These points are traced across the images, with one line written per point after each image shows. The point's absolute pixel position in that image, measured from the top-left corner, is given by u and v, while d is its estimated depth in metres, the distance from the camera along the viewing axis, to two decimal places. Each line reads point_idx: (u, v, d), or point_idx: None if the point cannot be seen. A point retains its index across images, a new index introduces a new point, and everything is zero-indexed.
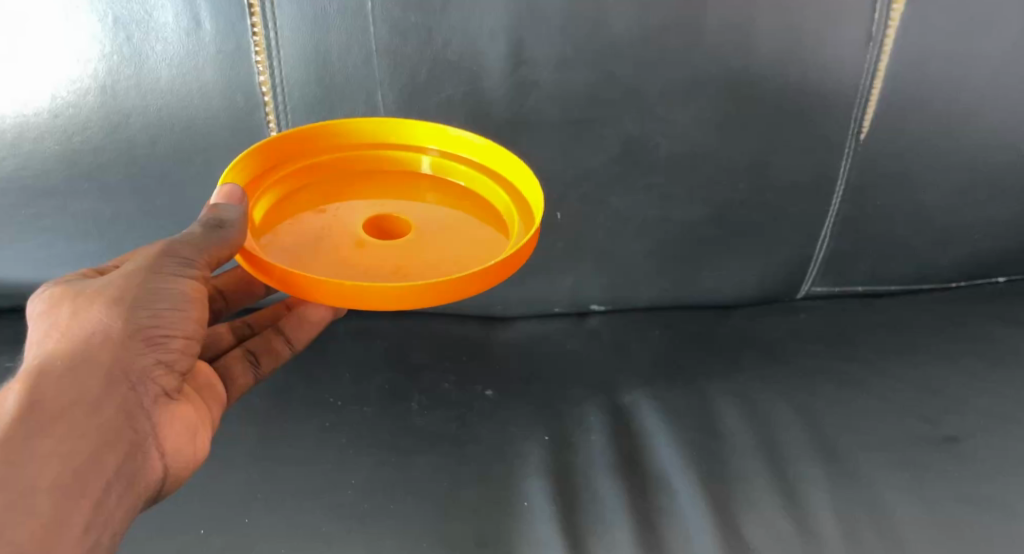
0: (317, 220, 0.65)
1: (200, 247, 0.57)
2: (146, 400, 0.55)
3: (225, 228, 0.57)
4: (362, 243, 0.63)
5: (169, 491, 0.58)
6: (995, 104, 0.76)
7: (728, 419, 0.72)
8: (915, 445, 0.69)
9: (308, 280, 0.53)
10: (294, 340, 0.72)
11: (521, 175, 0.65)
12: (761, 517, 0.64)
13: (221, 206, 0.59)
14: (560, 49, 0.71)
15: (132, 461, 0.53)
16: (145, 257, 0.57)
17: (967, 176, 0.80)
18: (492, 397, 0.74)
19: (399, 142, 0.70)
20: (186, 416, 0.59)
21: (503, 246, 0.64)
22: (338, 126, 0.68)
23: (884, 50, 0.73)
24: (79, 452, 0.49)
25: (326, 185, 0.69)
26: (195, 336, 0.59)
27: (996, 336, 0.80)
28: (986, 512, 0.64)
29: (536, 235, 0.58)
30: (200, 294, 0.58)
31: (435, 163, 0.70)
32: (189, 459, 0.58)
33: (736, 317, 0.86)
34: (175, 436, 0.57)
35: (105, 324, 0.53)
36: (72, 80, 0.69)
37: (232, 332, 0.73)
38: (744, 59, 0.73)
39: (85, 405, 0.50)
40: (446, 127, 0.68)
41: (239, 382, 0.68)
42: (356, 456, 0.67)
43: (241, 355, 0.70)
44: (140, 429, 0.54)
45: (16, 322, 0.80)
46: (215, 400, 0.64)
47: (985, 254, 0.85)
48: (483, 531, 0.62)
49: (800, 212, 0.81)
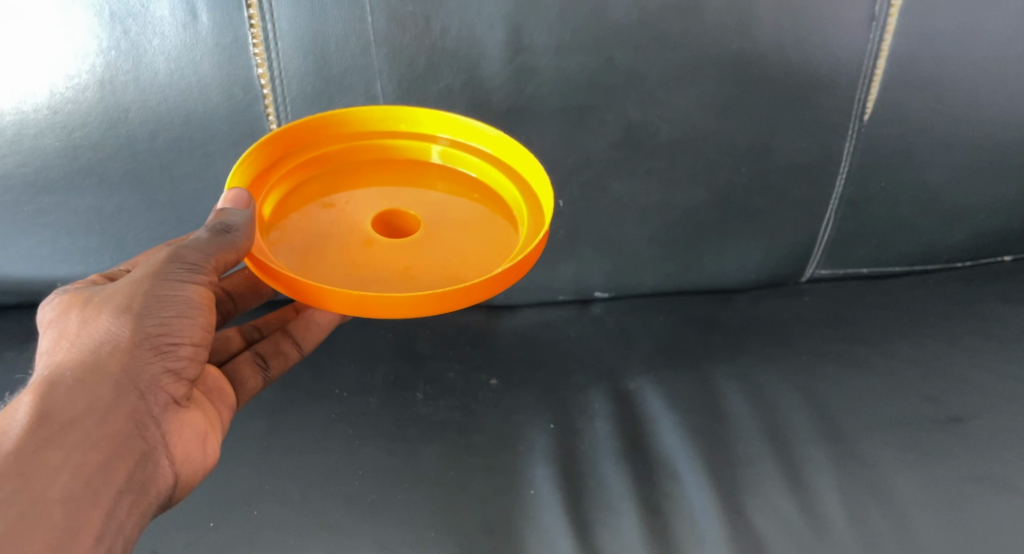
0: (327, 214, 0.65)
1: (207, 252, 0.57)
2: (156, 408, 0.55)
3: (232, 233, 0.56)
4: (372, 241, 0.63)
5: (179, 496, 0.58)
6: (999, 82, 0.76)
7: (732, 404, 0.72)
8: (918, 427, 0.69)
9: (318, 290, 0.53)
10: (302, 342, 0.73)
11: (531, 169, 0.64)
12: (766, 501, 0.65)
13: (227, 211, 0.57)
14: (559, 34, 0.71)
15: (142, 470, 0.53)
16: (151, 264, 0.57)
17: (971, 155, 0.79)
18: (496, 386, 0.74)
19: (409, 130, 0.69)
20: (196, 422, 0.59)
21: (512, 243, 0.64)
22: (346, 115, 0.67)
23: (887, 30, 0.73)
24: (89, 462, 0.50)
25: (335, 175, 0.68)
26: (204, 342, 0.59)
27: (1000, 316, 0.80)
28: (989, 493, 0.64)
29: (545, 239, 0.57)
30: (208, 300, 0.59)
31: (445, 153, 0.70)
32: (199, 466, 0.59)
33: (740, 302, 0.86)
34: (185, 443, 0.57)
35: (113, 333, 0.54)
36: (70, 76, 0.69)
37: (241, 335, 0.73)
38: (746, 41, 0.72)
39: (94, 416, 0.51)
40: (455, 116, 0.67)
41: (248, 386, 0.68)
42: (362, 446, 0.68)
43: (250, 358, 0.70)
44: (150, 438, 0.54)
45: (21, 318, 0.80)
46: (225, 405, 0.64)
47: (990, 233, 0.85)
48: (490, 519, 0.63)
49: (803, 195, 0.81)
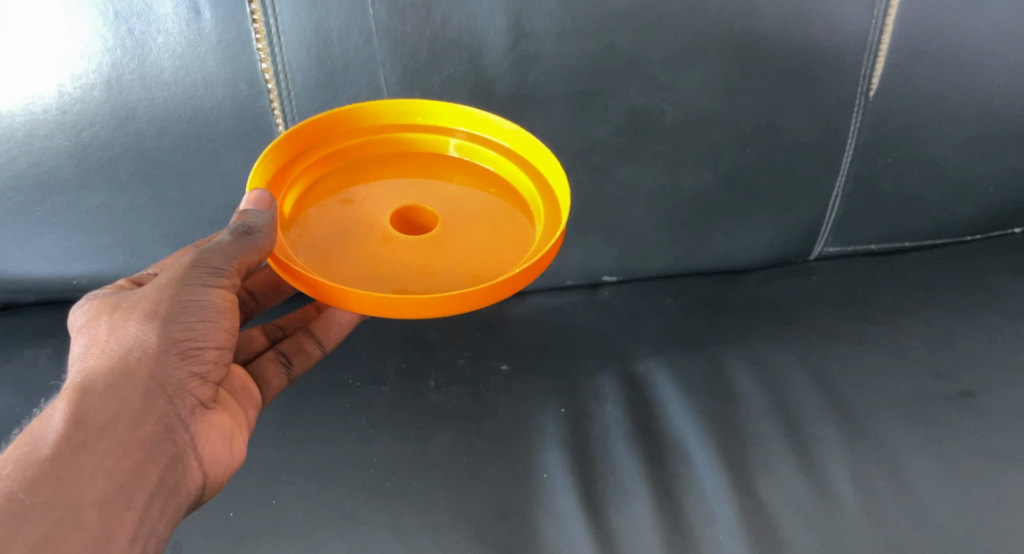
0: (345, 210, 0.66)
1: (230, 254, 0.58)
2: (183, 411, 0.56)
3: (254, 234, 0.57)
4: (390, 238, 0.63)
5: (208, 496, 0.59)
6: (1005, 54, 0.75)
7: (742, 385, 0.73)
8: (928, 402, 0.70)
9: (340, 291, 0.54)
10: (324, 341, 0.74)
11: (547, 163, 0.65)
12: (777, 480, 0.65)
13: (250, 212, 0.58)
14: (560, 20, 0.71)
15: (172, 472, 0.54)
16: (176, 269, 0.58)
17: (978, 128, 0.79)
18: (507, 371, 0.75)
19: (425, 123, 0.70)
20: (223, 424, 0.60)
21: (529, 238, 0.65)
22: (362, 109, 0.67)
23: (891, 5, 0.72)
24: (122, 467, 0.51)
25: (353, 169, 0.69)
26: (228, 345, 0.60)
27: (1010, 289, 0.80)
28: (998, 466, 0.65)
29: (561, 239, 0.58)
30: (232, 303, 0.60)
31: (462, 147, 0.70)
32: (226, 466, 0.60)
33: (748, 281, 0.86)
34: (213, 445, 0.58)
35: (141, 339, 0.55)
36: (77, 76, 0.70)
37: (264, 334, 0.74)
38: (748, 21, 0.72)
39: (125, 421, 0.52)
40: (472, 110, 0.67)
41: (272, 384, 0.69)
42: (376, 435, 0.69)
43: (274, 357, 0.71)
44: (179, 441, 0.55)
45: (37, 315, 0.82)
46: (250, 403, 0.65)
47: (998, 205, 0.84)
48: (504, 504, 0.64)
49: (810, 173, 0.80)
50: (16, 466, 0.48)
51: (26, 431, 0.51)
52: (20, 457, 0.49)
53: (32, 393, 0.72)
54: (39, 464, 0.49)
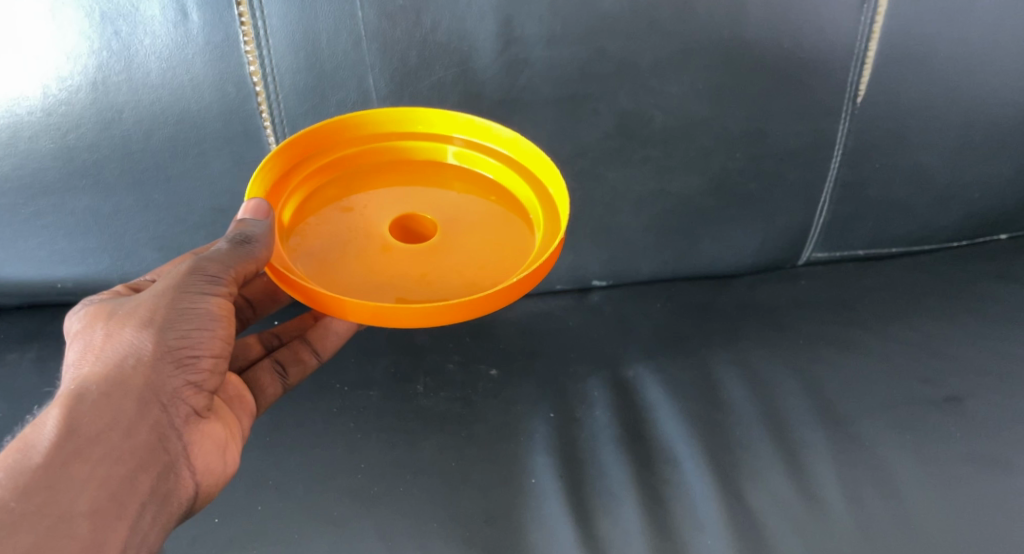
0: (345, 218, 0.66)
1: (227, 262, 0.57)
2: (177, 420, 0.56)
3: (251, 244, 0.57)
4: (389, 247, 0.63)
5: (201, 505, 0.59)
6: (991, 61, 0.76)
7: (731, 390, 0.73)
8: (915, 407, 0.70)
9: (337, 301, 0.53)
10: (320, 350, 0.73)
11: (546, 171, 0.64)
12: (765, 485, 0.65)
13: (247, 222, 0.58)
14: (550, 25, 0.71)
15: (165, 481, 0.54)
16: (173, 277, 0.58)
17: (964, 134, 0.79)
18: (496, 376, 0.75)
19: (424, 131, 0.69)
20: (216, 433, 0.59)
21: (528, 245, 0.64)
22: (360, 117, 0.67)
23: (878, 12, 0.73)
24: (114, 476, 0.51)
25: (353, 177, 0.68)
26: (224, 353, 0.59)
27: (996, 294, 0.81)
28: (985, 471, 0.65)
29: (559, 246, 0.58)
30: (228, 312, 0.59)
31: (460, 154, 0.70)
32: (219, 475, 0.59)
33: (737, 287, 0.86)
34: (206, 453, 0.58)
35: (136, 347, 0.55)
36: (63, 77, 0.69)
37: (260, 342, 0.74)
38: (737, 27, 0.72)
39: (119, 429, 0.52)
40: (470, 117, 0.67)
41: (267, 393, 0.69)
42: (364, 440, 0.68)
43: (269, 365, 0.70)
44: (171, 449, 0.55)
45: (21, 320, 0.81)
46: (245, 412, 0.64)
47: (985, 211, 0.85)
48: (492, 508, 0.64)
49: (798, 179, 0.81)
50: (9, 473, 0.48)
51: (20, 437, 0.50)
52: (12, 464, 0.49)
53: (16, 398, 0.71)
54: (31, 472, 0.48)
